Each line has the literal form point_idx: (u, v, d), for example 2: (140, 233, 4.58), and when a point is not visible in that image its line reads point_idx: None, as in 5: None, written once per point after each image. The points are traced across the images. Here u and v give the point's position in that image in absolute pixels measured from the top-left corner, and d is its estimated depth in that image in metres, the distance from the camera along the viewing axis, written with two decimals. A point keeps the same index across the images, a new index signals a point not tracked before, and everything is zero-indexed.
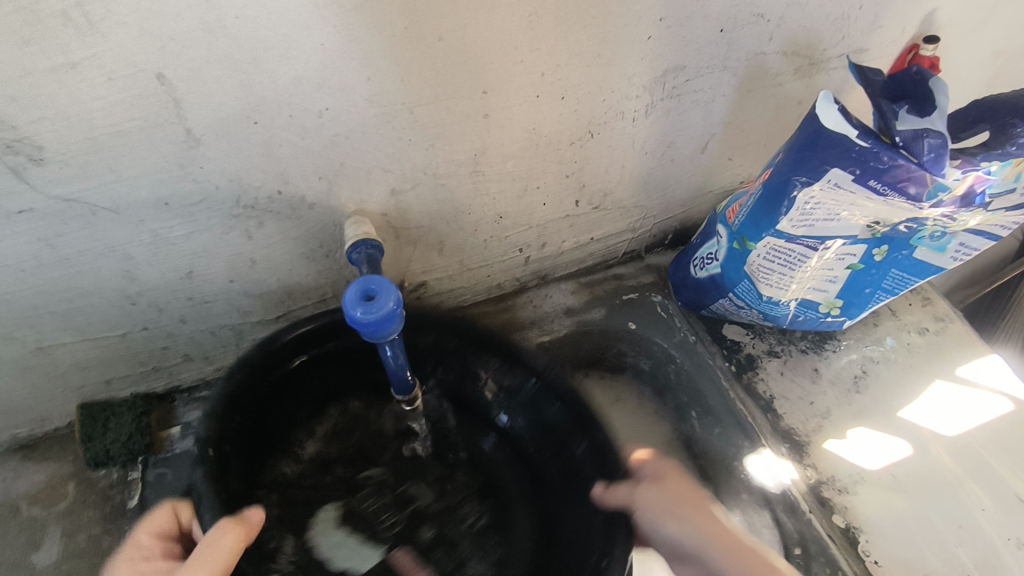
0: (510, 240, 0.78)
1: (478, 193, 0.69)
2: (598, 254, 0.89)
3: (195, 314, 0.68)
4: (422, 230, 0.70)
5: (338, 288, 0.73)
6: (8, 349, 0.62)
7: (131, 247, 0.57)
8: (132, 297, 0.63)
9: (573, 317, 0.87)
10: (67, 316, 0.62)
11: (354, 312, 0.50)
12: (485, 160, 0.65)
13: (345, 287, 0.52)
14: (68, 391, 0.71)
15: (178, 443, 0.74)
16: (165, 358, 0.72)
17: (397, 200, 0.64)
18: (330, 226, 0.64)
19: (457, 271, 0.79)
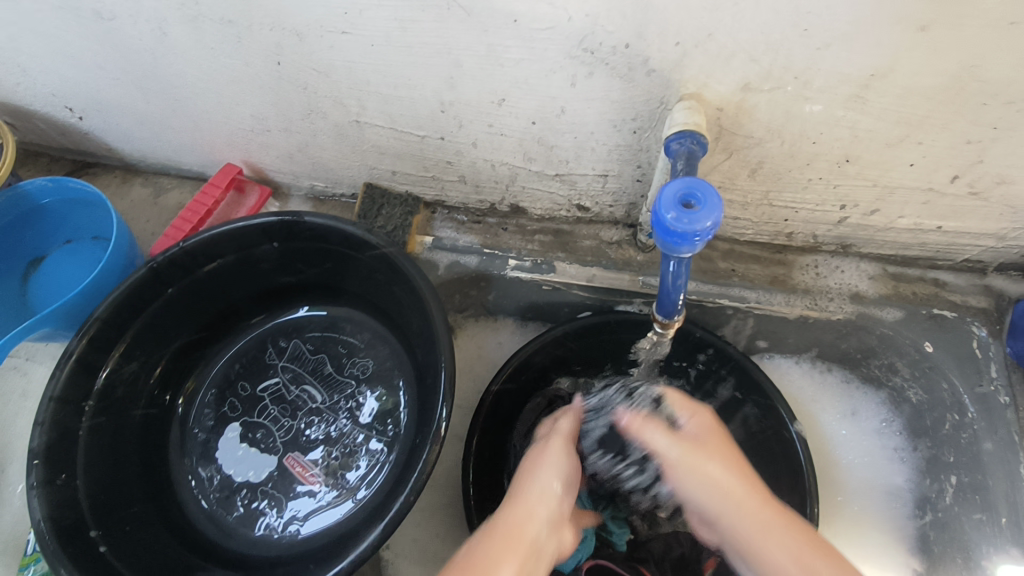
0: (838, 192, 0.63)
1: (839, 123, 0.55)
2: (931, 249, 0.70)
3: (488, 143, 0.67)
4: (748, 143, 0.59)
5: (625, 169, 0.67)
6: (335, 113, 0.68)
7: (465, 55, 0.56)
8: (444, 105, 0.63)
9: (858, 304, 0.71)
10: (388, 102, 0.64)
11: (665, 213, 0.42)
12: (880, 87, 0.50)
13: (665, 183, 0.43)
14: (362, 167, 0.77)
15: (429, 252, 0.79)
16: (444, 172, 0.74)
17: (744, 98, 0.54)
18: (656, 101, 0.56)
19: (755, 201, 0.67)
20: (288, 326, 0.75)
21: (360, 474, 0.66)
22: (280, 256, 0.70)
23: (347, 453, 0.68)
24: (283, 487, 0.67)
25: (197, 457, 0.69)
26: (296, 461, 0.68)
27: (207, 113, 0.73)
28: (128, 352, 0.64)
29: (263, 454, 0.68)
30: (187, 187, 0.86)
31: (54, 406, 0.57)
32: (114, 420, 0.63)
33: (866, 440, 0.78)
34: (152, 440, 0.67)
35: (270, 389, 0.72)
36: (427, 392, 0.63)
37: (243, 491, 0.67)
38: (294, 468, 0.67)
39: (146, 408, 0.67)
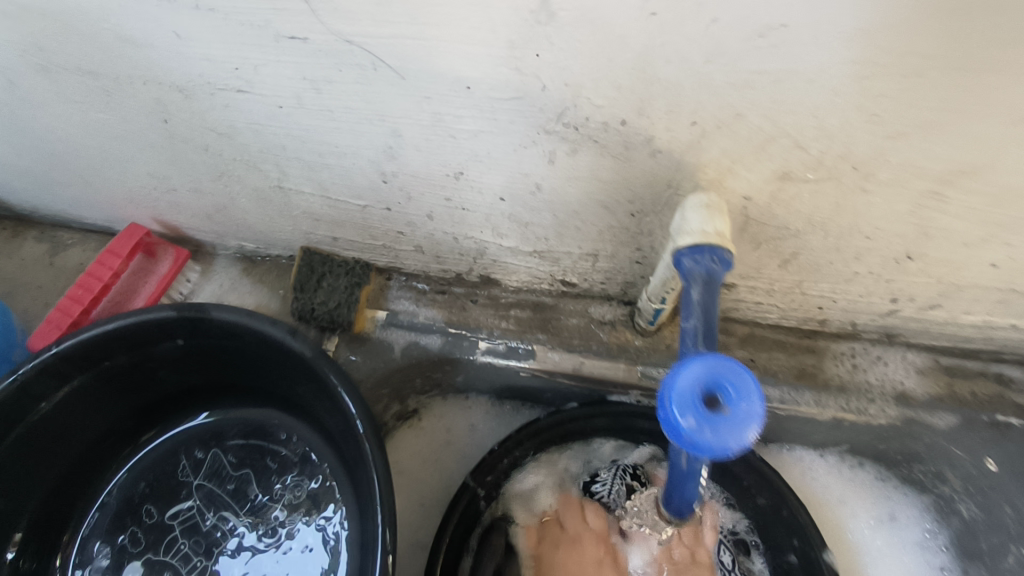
0: (891, 286, 0.50)
1: (907, 220, 0.41)
2: (997, 343, 0.56)
3: (445, 216, 0.52)
4: (782, 234, 0.45)
5: (621, 251, 0.53)
6: (250, 178, 0.53)
7: (405, 124, 0.41)
8: (386, 175, 0.48)
9: (904, 407, 0.58)
10: (313, 170, 0.50)
11: (680, 417, 0.28)
12: (970, 183, 0.36)
13: (676, 366, 0.30)
14: (296, 231, 0.62)
15: (381, 331, 0.64)
16: (396, 241, 0.59)
17: (780, 187, 0.39)
18: (662, 184, 0.42)
19: (783, 289, 0.53)
20: (207, 429, 0.62)
21: None
22: (186, 354, 0.56)
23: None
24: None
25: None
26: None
27: (96, 169, 0.58)
28: None
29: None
30: (90, 243, 0.71)
31: None
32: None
33: (905, 557, 0.65)
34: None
35: (182, 517, 0.58)
36: (369, 540, 0.50)
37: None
38: None
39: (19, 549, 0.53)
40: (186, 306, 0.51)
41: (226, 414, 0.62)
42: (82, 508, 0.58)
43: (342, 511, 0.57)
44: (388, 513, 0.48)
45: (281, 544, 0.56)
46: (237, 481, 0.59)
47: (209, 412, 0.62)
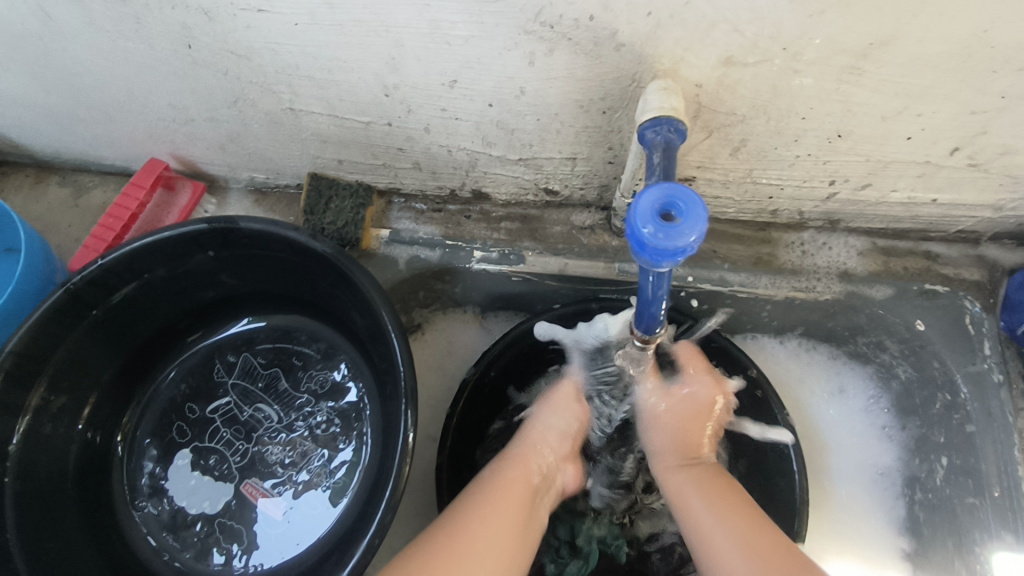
0: (827, 167, 0.58)
1: (833, 98, 0.49)
2: (924, 222, 0.65)
3: (441, 128, 0.60)
4: (731, 120, 0.53)
5: (596, 152, 0.60)
6: (263, 101, 0.59)
7: (405, 33, 0.48)
8: (388, 89, 0.55)
9: (846, 283, 0.67)
10: (323, 88, 0.56)
11: (642, 228, 0.36)
12: (880, 57, 0.44)
13: (641, 190, 0.37)
14: (304, 157, 0.69)
15: (386, 246, 0.71)
16: (396, 159, 0.66)
17: (725, 73, 0.47)
18: (627, 78, 0.49)
19: (738, 179, 0.61)
20: (236, 336, 0.69)
21: (330, 495, 0.62)
22: (216, 266, 0.63)
23: (309, 476, 0.63)
24: (242, 517, 0.62)
25: (147, 491, 0.63)
26: (254, 490, 0.62)
27: (118, 105, 0.64)
28: (52, 384, 0.56)
29: (218, 482, 0.63)
30: (109, 184, 0.77)
31: None
32: (48, 458, 0.57)
33: (854, 418, 0.76)
34: (92, 477, 0.61)
35: (221, 411, 0.65)
36: (393, 408, 0.58)
37: (197, 524, 0.62)
38: (252, 494, 0.62)
39: (85, 438, 0.61)
40: (216, 219, 0.58)
41: (257, 322, 0.69)
42: (128, 411, 0.65)
43: (364, 393, 0.65)
44: (411, 383, 0.56)
45: (313, 425, 0.64)
46: (268, 376, 0.67)
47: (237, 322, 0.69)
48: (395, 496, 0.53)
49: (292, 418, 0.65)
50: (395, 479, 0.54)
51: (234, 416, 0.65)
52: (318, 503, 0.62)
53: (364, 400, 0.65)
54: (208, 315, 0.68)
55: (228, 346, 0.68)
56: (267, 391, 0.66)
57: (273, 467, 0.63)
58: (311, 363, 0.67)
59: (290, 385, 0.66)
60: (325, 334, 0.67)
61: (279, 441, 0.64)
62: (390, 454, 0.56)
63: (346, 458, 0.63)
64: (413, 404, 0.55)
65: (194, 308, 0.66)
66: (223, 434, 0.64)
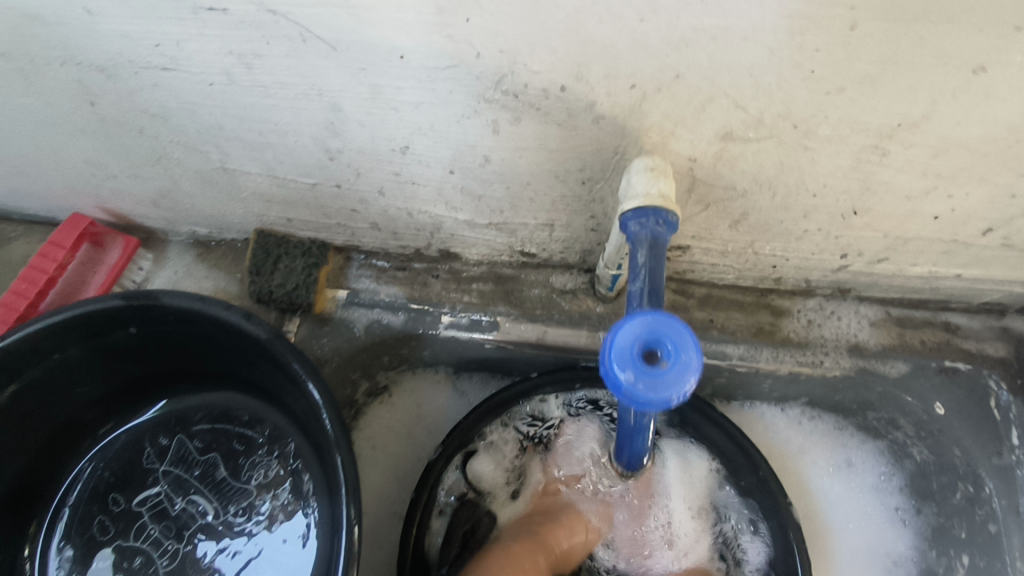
0: (839, 241, 0.51)
1: (848, 176, 0.41)
2: (945, 294, 0.58)
3: (398, 191, 0.52)
4: (730, 195, 0.45)
5: (576, 220, 0.53)
6: (190, 159, 0.51)
7: (343, 97, 0.40)
8: (331, 153, 0.47)
9: (857, 359, 0.60)
10: (256, 149, 0.48)
11: (619, 371, 0.29)
12: (908, 138, 0.37)
13: (619, 321, 0.30)
14: (247, 213, 0.61)
15: (343, 311, 0.64)
16: (351, 218, 0.59)
17: (723, 149, 0.40)
18: (608, 151, 0.42)
19: (737, 249, 0.54)
20: (171, 414, 0.61)
21: None
22: (140, 343, 0.55)
23: None
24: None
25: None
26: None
27: (30, 158, 0.56)
28: None
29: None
30: (36, 234, 0.69)
31: None
32: None
33: (862, 499, 0.68)
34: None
35: (149, 503, 0.58)
36: (336, 515, 0.50)
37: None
38: None
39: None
40: (133, 296, 0.50)
41: (195, 399, 0.61)
42: (41, 507, 0.57)
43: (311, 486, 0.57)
44: (355, 492, 0.48)
45: (253, 522, 0.57)
46: (203, 463, 0.59)
47: (172, 397, 0.62)
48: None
49: (228, 513, 0.57)
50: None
51: (164, 510, 0.58)
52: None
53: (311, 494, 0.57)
54: (139, 392, 0.60)
55: (162, 426, 0.61)
56: (202, 481, 0.58)
57: (207, 572, 0.56)
58: (254, 447, 0.59)
59: (228, 473, 0.59)
60: (270, 415, 0.59)
61: (214, 541, 0.57)
62: (333, 569, 0.48)
63: (288, 561, 0.55)
64: (357, 518, 0.47)
65: (119, 386, 0.59)
66: (149, 533, 0.57)
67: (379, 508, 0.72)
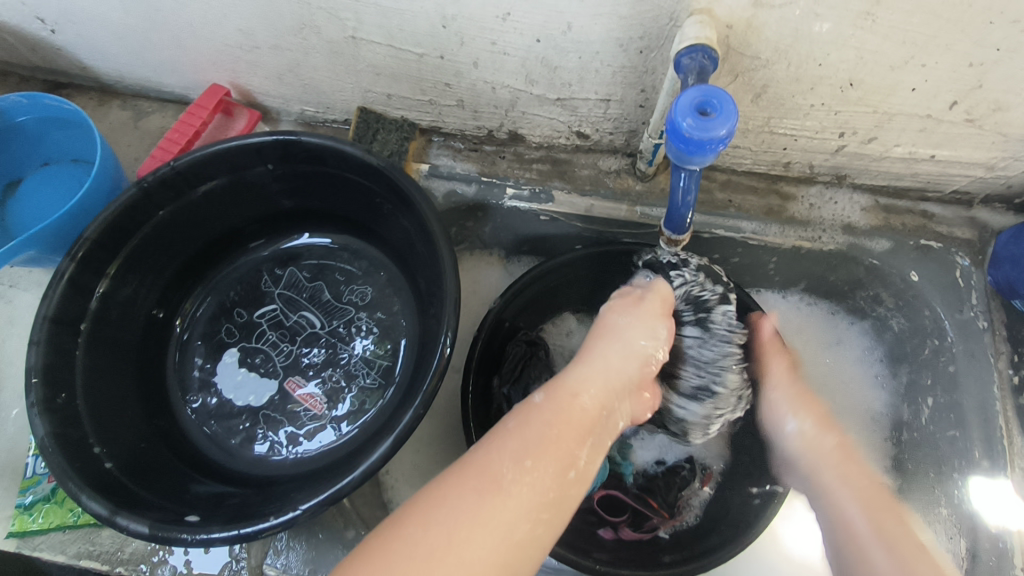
0: (838, 118, 0.64)
1: (846, 45, 0.55)
2: (922, 180, 0.71)
3: (489, 63, 0.65)
4: (755, 65, 0.59)
5: (629, 94, 0.66)
6: (329, 29, 0.65)
7: None
8: (446, 20, 0.61)
9: (849, 235, 0.73)
10: (385, 16, 0.62)
11: (682, 120, 0.42)
12: (890, 4, 0.50)
13: (682, 91, 0.43)
14: (355, 89, 0.74)
15: (426, 180, 0.77)
16: (442, 95, 0.72)
17: (754, 15, 0.53)
18: (666, 17, 0.55)
19: (755, 127, 0.67)
20: (286, 252, 0.74)
21: (368, 392, 0.67)
22: (275, 179, 0.67)
23: (348, 379, 0.68)
24: (286, 410, 0.67)
25: (195, 383, 0.68)
26: (298, 386, 0.68)
27: (191, 29, 0.70)
28: (121, 275, 0.62)
29: (263, 379, 0.68)
30: (169, 110, 0.83)
31: (49, 327, 0.55)
32: (114, 343, 0.62)
33: (851, 368, 0.82)
34: (149, 367, 0.66)
35: (268, 316, 0.71)
36: (436, 316, 0.62)
37: (244, 415, 0.67)
38: (294, 391, 0.68)
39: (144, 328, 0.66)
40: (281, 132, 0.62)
41: (305, 240, 0.74)
42: (182, 313, 0.70)
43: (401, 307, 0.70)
44: (454, 293, 0.59)
45: (352, 335, 0.70)
46: (313, 288, 0.72)
47: (287, 237, 0.74)
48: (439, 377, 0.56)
49: (332, 326, 0.70)
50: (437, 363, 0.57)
51: (280, 322, 0.71)
52: (355, 402, 0.67)
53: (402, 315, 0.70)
54: (262, 229, 0.73)
55: (279, 259, 0.74)
56: (310, 301, 0.71)
57: (314, 370, 0.69)
58: (355, 278, 0.72)
59: (333, 297, 0.72)
60: (370, 253, 0.72)
61: (319, 346, 0.69)
62: (431, 352, 0.60)
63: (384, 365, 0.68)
64: (455, 309, 0.59)
65: (250, 220, 0.71)
66: (268, 338, 0.70)
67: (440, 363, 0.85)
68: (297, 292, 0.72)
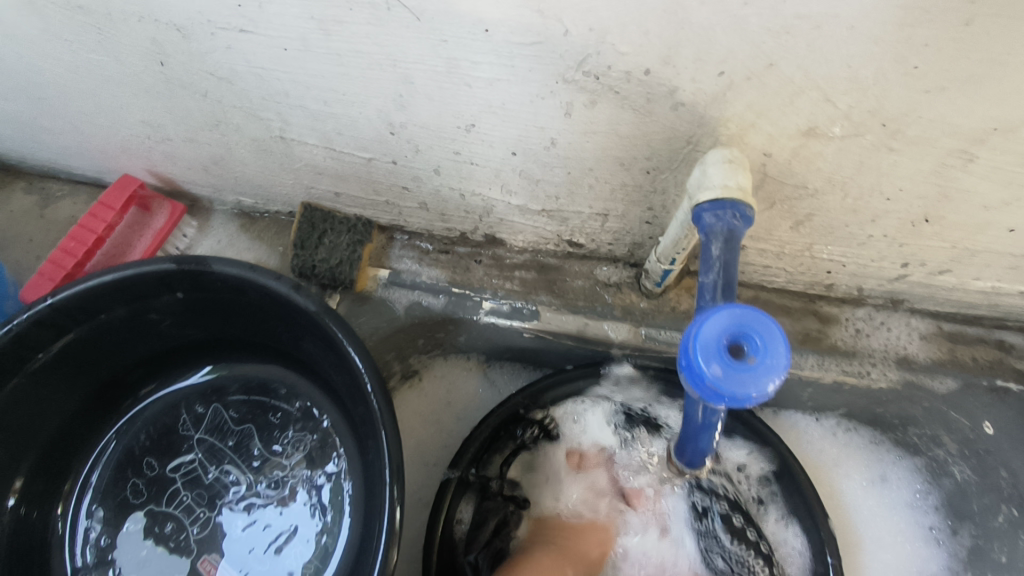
0: (902, 250, 0.49)
1: (928, 181, 0.40)
2: (1001, 310, 0.57)
3: (454, 171, 0.51)
4: (799, 194, 0.44)
5: (632, 210, 0.52)
6: (249, 127, 0.51)
7: (416, 69, 0.39)
8: (394, 127, 0.47)
9: (905, 372, 0.59)
10: (317, 119, 0.48)
11: (704, 365, 0.28)
12: (1000, 142, 0.36)
13: (705, 313, 0.29)
14: (296, 185, 0.60)
15: (384, 291, 0.63)
16: (400, 197, 0.58)
17: (803, 145, 0.39)
18: (681, 140, 0.41)
19: (793, 252, 0.53)
20: (210, 384, 0.62)
21: (300, 575, 0.54)
22: (187, 308, 0.55)
23: (276, 555, 0.55)
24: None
25: (88, 557, 0.56)
26: (212, 567, 0.55)
27: (86, 117, 0.56)
28: None
29: (172, 555, 0.56)
30: (81, 195, 0.69)
31: None
32: None
33: (897, 515, 0.67)
34: (25, 545, 0.54)
35: (184, 470, 0.59)
36: (376, 491, 0.49)
37: None
38: (207, 573, 0.55)
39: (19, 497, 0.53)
40: (186, 259, 0.50)
41: (234, 368, 0.62)
42: (78, 466, 0.58)
43: (342, 459, 0.57)
44: (396, 462, 0.47)
45: (283, 496, 0.57)
46: (240, 431, 0.59)
47: (212, 365, 0.62)
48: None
49: (259, 484, 0.58)
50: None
51: (199, 479, 0.58)
52: None
53: (342, 471, 0.57)
54: (179, 356, 0.61)
55: (202, 394, 0.61)
56: (237, 449, 0.59)
57: (237, 542, 0.56)
58: (291, 420, 0.60)
59: (263, 445, 0.59)
60: (308, 388, 0.59)
61: (246, 508, 0.57)
62: (372, 543, 0.47)
63: (318, 538, 0.55)
64: (399, 487, 0.46)
65: (163, 347, 0.59)
66: (184, 497, 0.58)
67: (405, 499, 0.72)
68: (223, 436, 0.60)
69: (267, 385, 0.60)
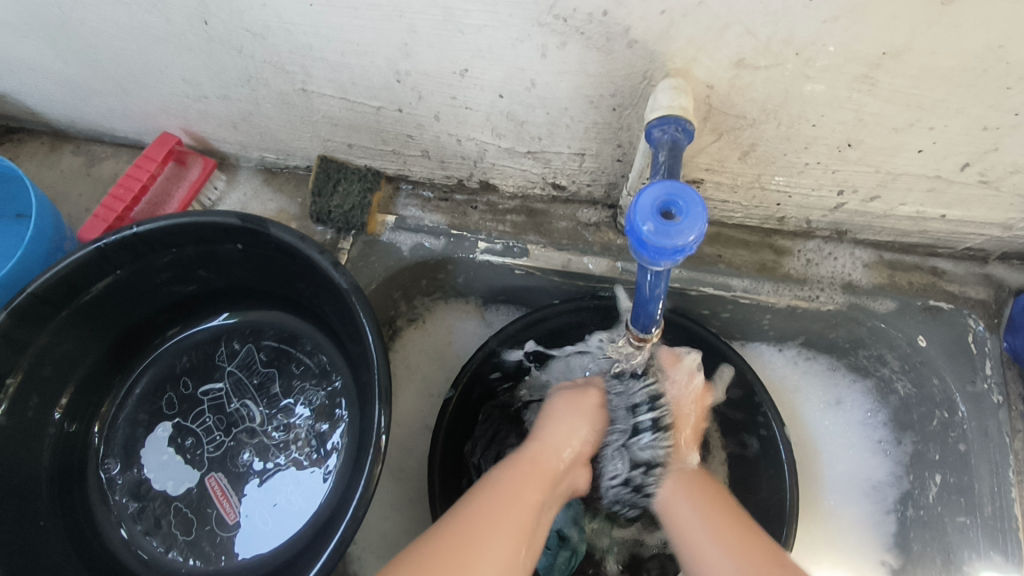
0: (835, 177, 0.58)
1: (842, 106, 0.48)
2: (932, 237, 0.65)
3: (451, 116, 0.60)
4: (741, 124, 0.52)
5: (605, 148, 0.60)
6: (277, 81, 0.60)
7: (418, 18, 0.48)
8: (400, 75, 0.55)
9: (849, 295, 0.67)
10: (335, 71, 0.57)
11: (642, 224, 0.37)
12: (892, 66, 0.44)
13: (643, 187, 0.38)
14: (314, 138, 0.69)
15: (391, 233, 0.71)
16: (405, 146, 0.67)
17: (737, 76, 0.47)
18: (638, 76, 0.49)
19: (745, 184, 0.61)
20: (246, 326, 0.70)
21: (292, 507, 0.62)
22: (242, 258, 0.63)
23: (269, 488, 0.63)
24: (198, 508, 0.63)
25: (117, 450, 0.65)
26: (216, 484, 0.63)
27: (135, 79, 0.65)
28: (40, 353, 0.57)
29: (187, 466, 0.64)
30: (124, 156, 0.78)
31: None
32: (33, 414, 0.58)
33: (851, 431, 0.75)
34: (68, 443, 0.62)
35: (212, 395, 0.67)
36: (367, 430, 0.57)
37: (157, 500, 0.63)
38: (213, 490, 0.63)
39: (74, 393, 0.62)
40: (249, 218, 0.58)
41: (269, 316, 0.69)
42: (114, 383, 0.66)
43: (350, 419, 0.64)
44: (386, 388, 0.55)
45: (287, 440, 0.65)
46: (264, 373, 0.67)
47: (249, 311, 0.70)
48: (363, 503, 0.52)
49: (270, 423, 0.65)
50: (363, 488, 0.52)
51: (221, 406, 0.66)
52: (270, 519, 0.62)
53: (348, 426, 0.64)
54: (222, 297, 0.69)
55: (239, 331, 0.69)
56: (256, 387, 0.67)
57: (240, 471, 0.64)
58: (311, 375, 0.67)
59: (279, 391, 0.67)
60: (328, 350, 0.66)
61: (253, 440, 0.65)
62: (360, 466, 0.54)
63: (316, 474, 0.63)
64: (386, 416, 0.54)
65: (210, 286, 0.67)
66: (206, 417, 0.66)
67: (411, 427, 0.80)
68: (245, 373, 0.68)
69: (293, 337, 0.68)
